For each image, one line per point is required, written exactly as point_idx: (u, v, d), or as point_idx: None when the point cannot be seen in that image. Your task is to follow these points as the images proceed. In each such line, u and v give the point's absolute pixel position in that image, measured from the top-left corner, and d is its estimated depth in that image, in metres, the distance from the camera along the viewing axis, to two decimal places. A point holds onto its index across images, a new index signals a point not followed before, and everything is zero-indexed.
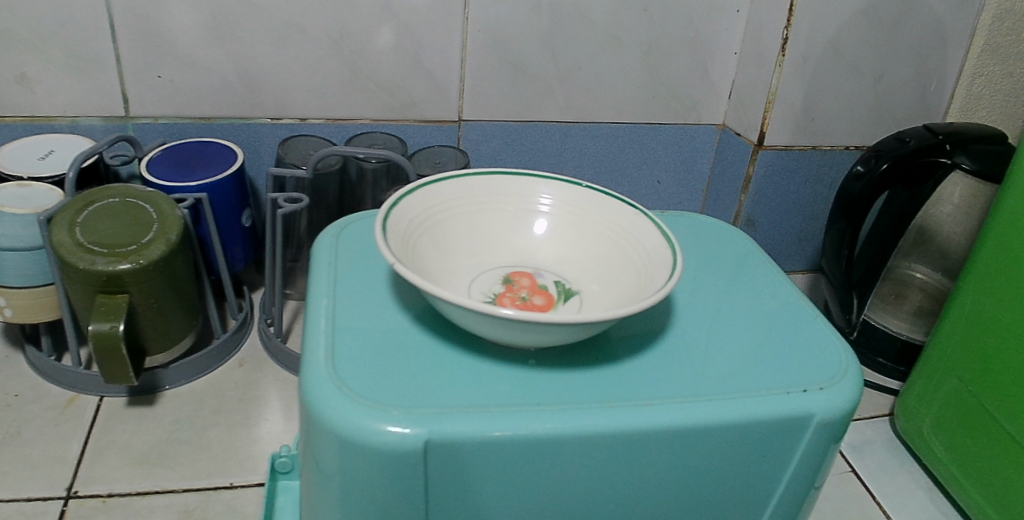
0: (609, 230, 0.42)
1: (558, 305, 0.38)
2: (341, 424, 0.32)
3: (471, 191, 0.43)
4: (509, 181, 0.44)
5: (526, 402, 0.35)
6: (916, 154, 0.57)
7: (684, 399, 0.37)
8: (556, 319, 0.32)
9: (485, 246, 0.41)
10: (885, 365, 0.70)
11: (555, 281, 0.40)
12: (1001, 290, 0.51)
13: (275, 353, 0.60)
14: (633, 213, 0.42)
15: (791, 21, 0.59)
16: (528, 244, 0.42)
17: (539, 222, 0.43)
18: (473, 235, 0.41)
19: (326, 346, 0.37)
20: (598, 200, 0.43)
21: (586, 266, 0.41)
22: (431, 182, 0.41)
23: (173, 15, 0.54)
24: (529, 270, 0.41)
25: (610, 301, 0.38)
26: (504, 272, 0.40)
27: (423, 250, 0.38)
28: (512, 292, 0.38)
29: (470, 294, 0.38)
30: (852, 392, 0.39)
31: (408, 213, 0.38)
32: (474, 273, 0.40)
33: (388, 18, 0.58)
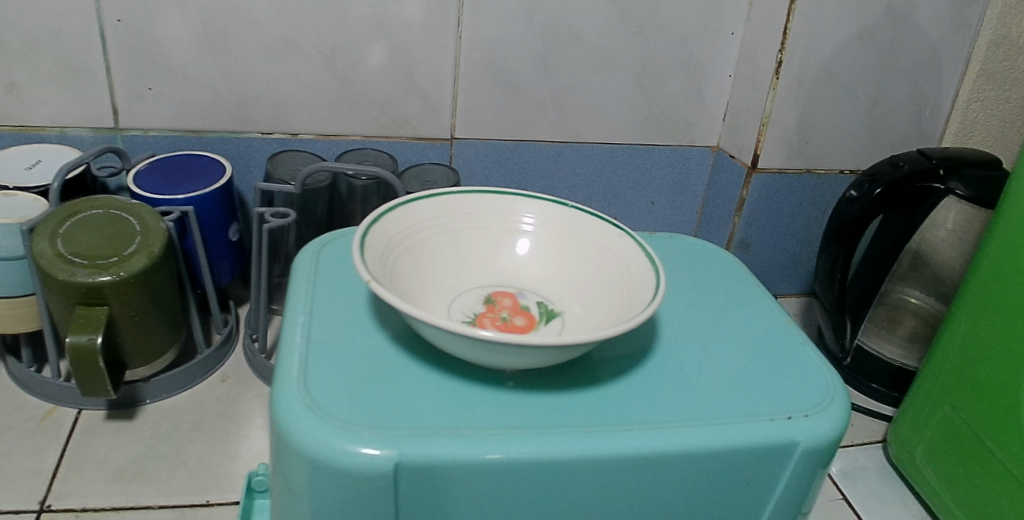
0: (593, 251, 0.41)
1: (540, 325, 0.38)
2: (312, 444, 0.32)
3: (451, 209, 0.42)
4: (491, 200, 0.44)
5: (503, 426, 0.34)
6: (910, 179, 0.57)
7: (664, 425, 0.36)
8: (533, 342, 0.31)
9: (467, 265, 0.41)
10: (878, 391, 0.69)
11: (537, 302, 0.40)
12: (993, 318, 0.50)
13: (258, 368, 0.59)
14: (616, 232, 0.41)
15: (785, 44, 0.59)
16: (510, 264, 0.42)
17: (522, 242, 0.43)
18: (454, 254, 0.41)
19: (300, 365, 0.36)
20: (583, 218, 0.43)
21: (567, 288, 0.41)
22: (410, 201, 0.41)
23: (165, 28, 0.54)
24: (511, 290, 0.40)
25: (593, 323, 0.38)
26: (485, 292, 0.40)
27: (403, 269, 0.38)
28: (492, 313, 0.38)
29: (448, 315, 0.38)
30: (838, 419, 0.38)
31: (389, 230, 0.38)
32: (454, 293, 0.39)
33: (382, 35, 0.58)
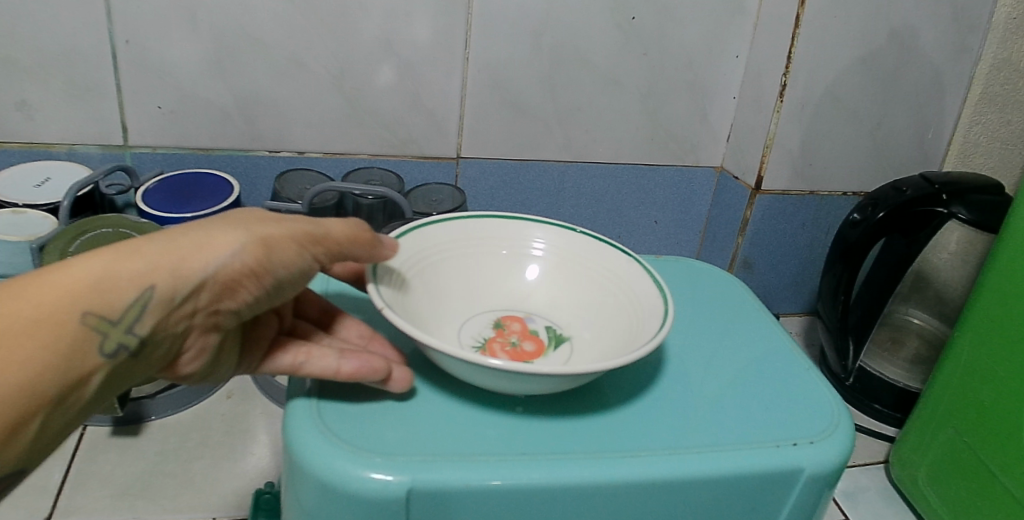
0: (600, 276, 0.42)
1: (549, 350, 0.38)
2: (323, 469, 0.32)
3: (462, 232, 0.42)
4: (502, 224, 0.44)
5: (512, 451, 0.34)
6: (913, 204, 0.58)
7: (673, 450, 0.36)
8: (542, 371, 0.31)
9: (476, 289, 0.42)
10: (881, 411, 0.68)
11: (546, 327, 0.40)
12: (996, 342, 0.50)
13: (263, 386, 0.59)
14: (625, 257, 0.41)
15: (789, 68, 0.60)
16: (519, 288, 0.42)
17: (531, 267, 0.43)
18: (464, 279, 0.41)
19: (310, 390, 0.37)
20: (592, 242, 0.43)
21: (576, 312, 0.41)
22: (422, 225, 0.41)
23: (176, 48, 0.54)
24: (520, 315, 0.41)
25: (600, 349, 0.38)
26: (495, 317, 0.40)
27: (415, 294, 0.38)
28: (502, 337, 0.39)
29: (458, 341, 0.38)
30: (843, 444, 0.39)
31: (400, 255, 0.38)
32: (464, 318, 0.40)
33: (390, 55, 0.58)
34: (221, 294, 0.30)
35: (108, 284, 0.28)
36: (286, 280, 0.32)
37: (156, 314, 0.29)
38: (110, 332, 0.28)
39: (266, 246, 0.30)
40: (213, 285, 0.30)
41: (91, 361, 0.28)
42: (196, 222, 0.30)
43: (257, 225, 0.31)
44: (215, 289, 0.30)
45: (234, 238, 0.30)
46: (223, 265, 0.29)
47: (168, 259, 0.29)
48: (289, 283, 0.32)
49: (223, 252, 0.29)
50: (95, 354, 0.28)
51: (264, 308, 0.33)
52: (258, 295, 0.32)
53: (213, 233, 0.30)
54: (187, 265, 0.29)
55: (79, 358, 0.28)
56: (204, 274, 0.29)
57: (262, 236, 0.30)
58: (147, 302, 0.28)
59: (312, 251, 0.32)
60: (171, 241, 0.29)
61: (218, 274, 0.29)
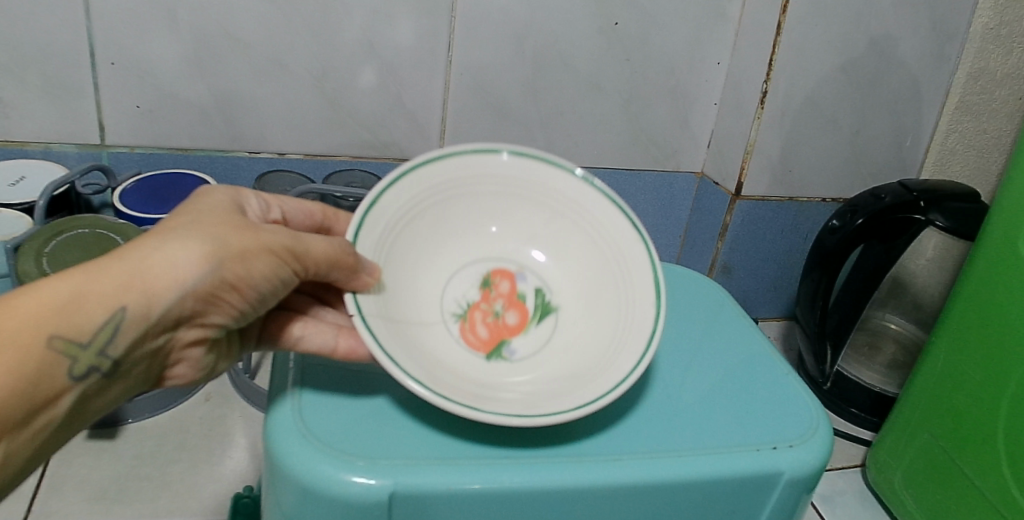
0: (601, 249, 0.43)
1: (533, 322, 0.42)
2: (309, 475, 0.34)
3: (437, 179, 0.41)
4: (479, 158, 0.42)
5: (494, 457, 0.36)
6: (891, 210, 0.58)
7: (654, 454, 0.38)
8: (507, 420, 0.32)
9: (471, 233, 0.43)
10: (858, 415, 0.69)
11: (534, 289, 0.43)
12: (972, 348, 0.51)
13: (241, 389, 0.58)
14: (641, 255, 0.41)
15: (770, 75, 0.61)
16: (515, 237, 0.44)
17: (534, 213, 0.44)
18: (447, 223, 0.43)
19: (296, 400, 0.38)
20: (599, 211, 0.43)
21: (574, 276, 0.44)
22: (393, 181, 0.39)
23: (155, 47, 0.54)
24: (511, 270, 0.43)
25: (583, 335, 0.41)
26: (485, 270, 0.43)
27: (400, 251, 0.40)
28: (486, 305, 0.42)
29: (441, 305, 0.41)
30: (820, 450, 0.40)
31: (391, 207, 0.39)
32: (454, 270, 0.43)
33: (372, 57, 0.58)
34: (193, 305, 0.32)
35: (76, 306, 0.29)
36: (261, 287, 0.34)
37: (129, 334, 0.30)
38: (79, 353, 0.30)
39: (241, 262, 0.32)
40: (184, 300, 0.31)
41: (63, 381, 0.30)
42: (168, 229, 0.31)
43: (233, 237, 0.32)
44: (188, 306, 0.32)
45: (209, 255, 0.31)
46: (193, 280, 0.31)
47: (138, 280, 0.30)
48: (265, 288, 0.34)
49: (193, 268, 0.31)
50: (63, 377, 0.30)
51: (239, 314, 0.34)
52: (231, 309, 0.34)
53: (181, 248, 0.30)
54: (155, 283, 0.30)
55: (47, 378, 0.29)
56: (173, 291, 0.30)
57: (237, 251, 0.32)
58: (118, 322, 0.30)
59: (286, 260, 0.34)
60: (137, 261, 0.30)
61: (188, 289, 0.31)
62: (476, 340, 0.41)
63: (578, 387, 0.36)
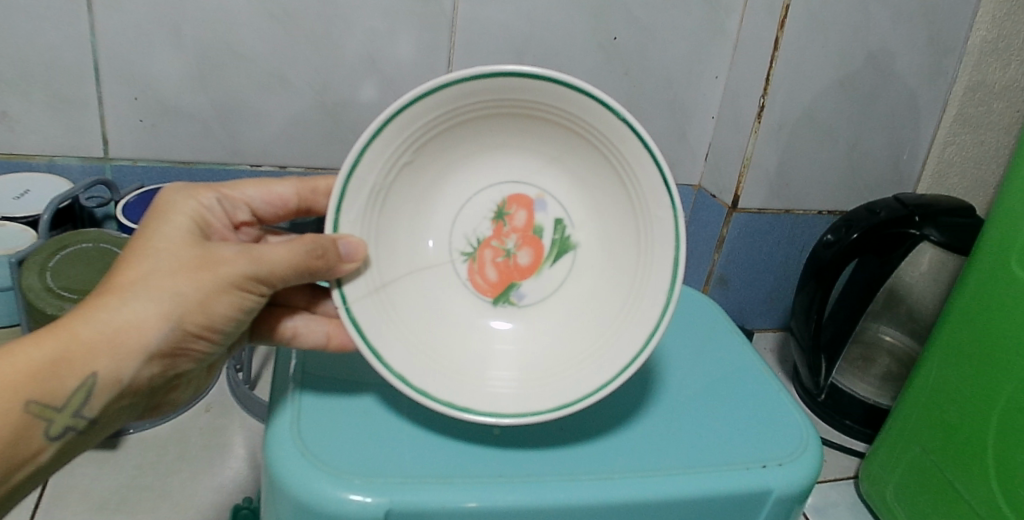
0: (623, 193, 0.40)
1: (545, 264, 0.44)
2: (306, 491, 0.35)
3: (437, 116, 0.37)
4: (488, 84, 0.36)
5: (487, 474, 0.37)
6: (885, 225, 0.59)
7: (645, 472, 0.38)
8: (482, 421, 0.36)
9: (488, 147, 0.42)
10: (852, 427, 0.70)
11: (553, 221, 0.43)
12: (964, 364, 0.52)
13: (241, 399, 0.59)
14: (666, 220, 0.38)
15: (767, 89, 0.61)
16: (536, 157, 0.42)
17: (553, 129, 0.40)
18: (464, 142, 0.41)
19: (293, 416, 0.39)
20: (634, 160, 0.37)
21: (593, 208, 0.43)
22: (382, 130, 0.36)
23: (158, 62, 0.55)
24: (529, 198, 0.43)
25: (587, 287, 0.43)
26: (501, 197, 0.43)
27: (404, 190, 0.41)
28: (498, 240, 0.43)
29: (451, 240, 0.43)
30: (810, 467, 0.41)
31: (380, 161, 0.37)
32: (473, 190, 0.43)
33: (373, 72, 0.59)
34: (164, 353, 0.35)
35: (49, 376, 0.32)
36: (229, 318, 0.37)
37: (104, 392, 0.34)
38: (56, 417, 0.33)
39: (201, 304, 0.35)
40: (154, 351, 0.34)
41: (45, 439, 0.33)
42: (123, 285, 0.33)
43: (190, 280, 0.34)
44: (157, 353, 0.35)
45: (167, 309, 0.34)
46: (159, 334, 0.34)
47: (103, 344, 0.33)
48: (232, 318, 0.37)
49: (158, 323, 0.33)
50: (42, 437, 0.33)
51: (209, 345, 0.38)
52: (200, 342, 0.37)
53: (142, 309, 0.33)
54: (124, 341, 0.33)
55: (29, 443, 0.33)
56: (142, 347, 0.34)
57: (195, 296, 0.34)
58: (91, 384, 0.33)
59: (248, 293, 0.37)
60: (102, 322, 0.32)
61: (157, 342, 0.34)
62: (484, 283, 0.44)
63: (560, 378, 0.39)
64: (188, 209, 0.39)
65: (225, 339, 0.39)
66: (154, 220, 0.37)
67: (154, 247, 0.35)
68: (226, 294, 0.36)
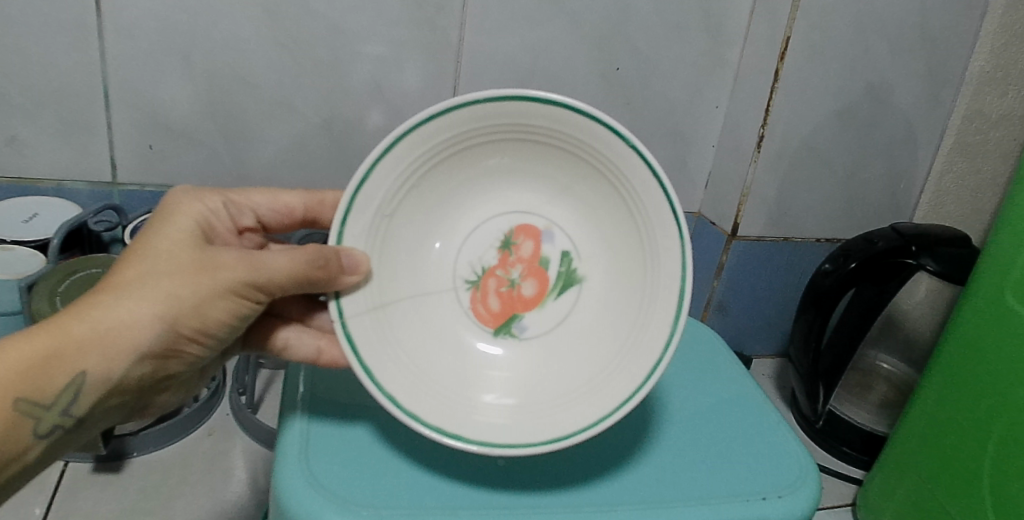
0: (634, 222, 0.40)
1: (549, 296, 0.45)
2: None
3: (450, 137, 0.38)
4: (498, 109, 0.37)
5: (491, 505, 0.38)
6: (883, 255, 0.59)
7: (646, 505, 0.39)
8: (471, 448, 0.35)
9: (498, 173, 0.43)
10: (850, 454, 0.69)
11: (561, 253, 0.44)
12: (959, 394, 0.52)
13: (243, 423, 0.60)
14: (674, 249, 0.38)
15: (767, 120, 0.62)
16: (545, 185, 0.43)
17: (564, 157, 0.41)
18: (475, 169, 0.42)
19: (300, 442, 0.40)
20: (641, 186, 0.38)
21: (602, 240, 0.44)
22: (393, 146, 0.37)
23: (168, 89, 0.56)
24: (536, 229, 0.44)
25: (590, 321, 0.44)
26: (509, 226, 0.44)
27: (411, 213, 0.42)
28: (504, 270, 0.44)
29: (456, 267, 0.44)
30: (808, 499, 0.41)
31: (389, 179, 0.38)
32: (481, 218, 0.44)
33: (380, 101, 0.60)
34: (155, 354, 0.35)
35: (39, 373, 0.32)
36: (224, 324, 0.37)
37: (93, 392, 0.34)
38: (43, 415, 0.33)
39: (196, 308, 0.35)
40: (146, 353, 0.35)
41: (31, 438, 0.33)
42: (120, 286, 0.34)
43: (187, 284, 0.35)
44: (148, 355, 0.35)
45: (162, 311, 0.34)
46: (152, 335, 0.34)
47: (94, 345, 0.33)
48: (228, 324, 0.37)
49: (150, 325, 0.34)
50: (28, 435, 0.33)
51: (202, 348, 0.38)
52: (194, 346, 0.37)
53: (136, 310, 0.33)
54: (116, 342, 0.33)
55: (14, 440, 0.33)
56: (133, 348, 0.34)
57: (191, 300, 0.35)
58: (81, 383, 0.33)
59: (245, 299, 0.37)
60: (95, 322, 0.33)
61: (149, 344, 0.34)
62: (486, 312, 0.44)
63: (563, 412, 0.38)
64: (191, 213, 0.39)
65: (219, 343, 0.39)
66: (156, 223, 0.37)
67: (153, 250, 0.36)
68: (222, 300, 0.36)
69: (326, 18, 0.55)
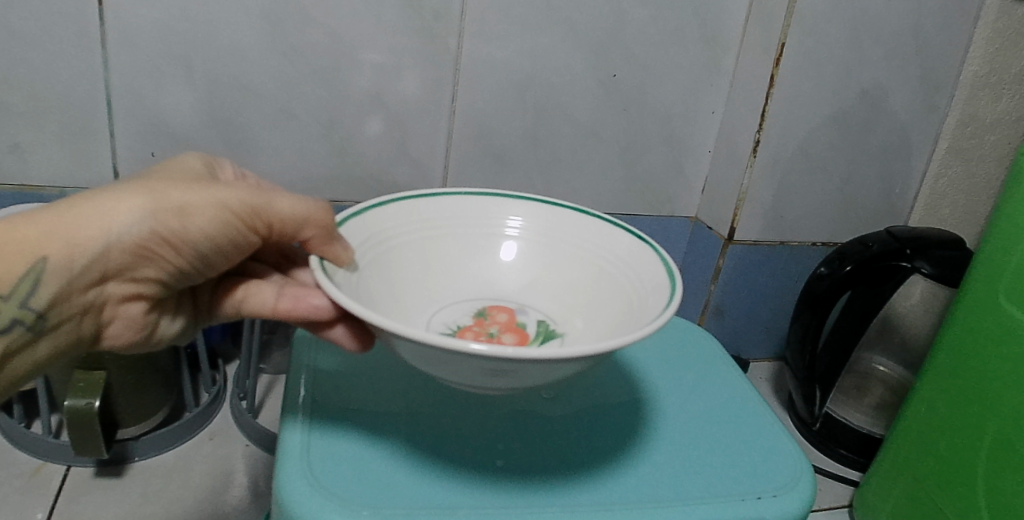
0: (606, 268, 0.45)
1: (532, 343, 0.42)
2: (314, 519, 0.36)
3: (433, 218, 0.47)
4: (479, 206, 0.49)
5: (490, 505, 0.38)
6: (878, 258, 0.60)
7: (644, 505, 0.39)
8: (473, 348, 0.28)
9: (473, 265, 0.48)
10: (847, 456, 0.69)
11: (537, 321, 0.45)
12: (953, 394, 0.53)
13: (244, 427, 0.60)
14: (648, 257, 0.42)
15: (763, 125, 0.63)
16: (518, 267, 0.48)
17: (534, 245, 0.49)
18: (452, 262, 0.47)
19: (302, 444, 0.41)
20: (610, 239, 0.46)
21: (585, 303, 0.44)
22: (389, 204, 0.46)
23: (170, 97, 0.56)
24: (512, 306, 0.46)
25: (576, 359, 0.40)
26: (481, 307, 0.46)
27: (393, 259, 0.44)
28: (481, 328, 0.43)
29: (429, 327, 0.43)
30: (804, 498, 0.42)
31: (382, 219, 0.45)
32: (453, 304, 0.46)
33: (379, 108, 0.60)
34: (127, 257, 0.35)
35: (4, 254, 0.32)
36: (209, 242, 0.36)
37: (51, 282, 0.33)
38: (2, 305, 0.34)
39: (180, 213, 0.35)
40: (117, 249, 0.34)
41: None
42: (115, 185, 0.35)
43: (177, 188, 0.35)
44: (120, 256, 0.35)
45: (142, 207, 0.34)
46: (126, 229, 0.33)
47: (64, 231, 0.33)
48: (214, 244, 0.37)
49: (128, 217, 0.33)
50: None
51: (181, 263, 0.37)
52: (169, 263, 0.36)
53: (117, 202, 0.33)
54: (88, 232, 0.33)
55: None
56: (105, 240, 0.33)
57: (177, 205, 0.34)
58: (41, 271, 0.33)
59: (236, 222, 0.37)
60: (73, 209, 0.33)
61: (122, 238, 0.34)
62: None
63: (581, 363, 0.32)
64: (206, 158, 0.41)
65: (201, 264, 0.38)
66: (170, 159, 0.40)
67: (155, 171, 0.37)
68: (211, 214, 0.35)
69: (327, 27, 0.56)
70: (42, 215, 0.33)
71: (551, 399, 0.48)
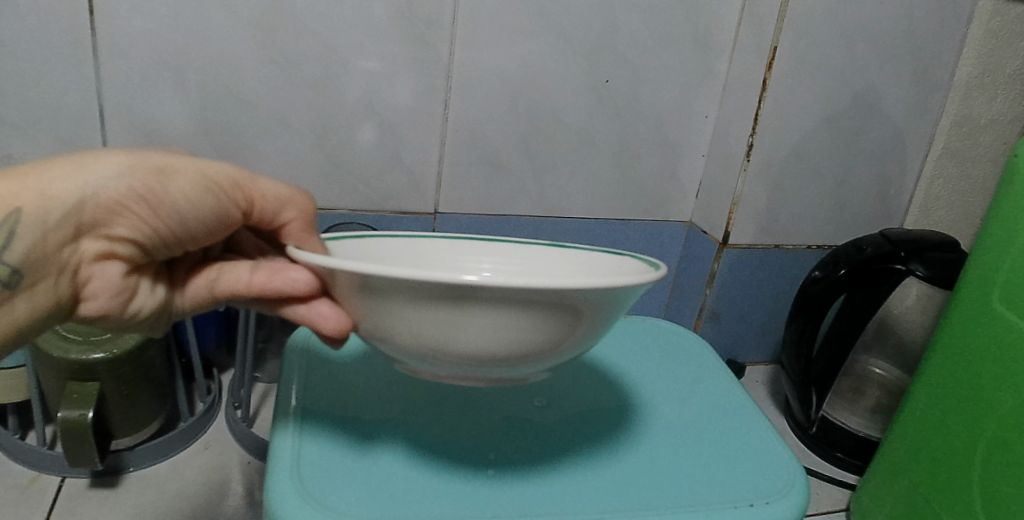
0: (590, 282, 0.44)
1: None
2: None
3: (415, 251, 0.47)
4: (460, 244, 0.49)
5: (480, 513, 0.38)
6: (871, 262, 0.60)
7: (635, 513, 0.39)
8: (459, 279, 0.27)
9: None
10: (842, 459, 0.70)
11: None
12: (948, 397, 0.52)
13: (240, 436, 0.60)
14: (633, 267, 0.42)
15: (756, 129, 0.63)
16: None
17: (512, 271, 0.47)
18: None
19: (292, 454, 0.40)
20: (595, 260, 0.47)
21: None
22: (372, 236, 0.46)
23: (163, 108, 0.56)
24: None
25: None
26: None
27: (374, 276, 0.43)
28: None
29: None
30: (797, 504, 0.42)
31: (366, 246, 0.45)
32: None
33: (372, 115, 0.60)
34: (105, 212, 0.34)
35: None
36: (190, 207, 0.37)
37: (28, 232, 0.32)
38: None
39: (160, 173, 0.35)
40: (95, 204, 0.34)
41: None
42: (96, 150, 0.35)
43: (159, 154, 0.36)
44: (99, 211, 0.34)
45: (122, 163, 0.34)
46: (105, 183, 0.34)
47: (42, 181, 0.33)
48: (194, 211, 0.37)
49: (108, 172, 0.34)
50: None
51: (160, 229, 0.36)
52: (147, 225, 0.36)
53: (96, 160, 0.34)
54: (66, 182, 0.33)
55: None
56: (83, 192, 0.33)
57: (158, 164, 0.35)
58: (16, 222, 0.32)
59: (215, 192, 0.38)
60: (53, 164, 0.33)
61: (100, 191, 0.34)
62: None
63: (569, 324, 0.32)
64: None
65: (180, 234, 0.38)
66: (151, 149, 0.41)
67: None
68: (192, 179, 0.36)
69: (318, 36, 0.56)
70: (20, 170, 0.33)
71: (543, 406, 0.48)
